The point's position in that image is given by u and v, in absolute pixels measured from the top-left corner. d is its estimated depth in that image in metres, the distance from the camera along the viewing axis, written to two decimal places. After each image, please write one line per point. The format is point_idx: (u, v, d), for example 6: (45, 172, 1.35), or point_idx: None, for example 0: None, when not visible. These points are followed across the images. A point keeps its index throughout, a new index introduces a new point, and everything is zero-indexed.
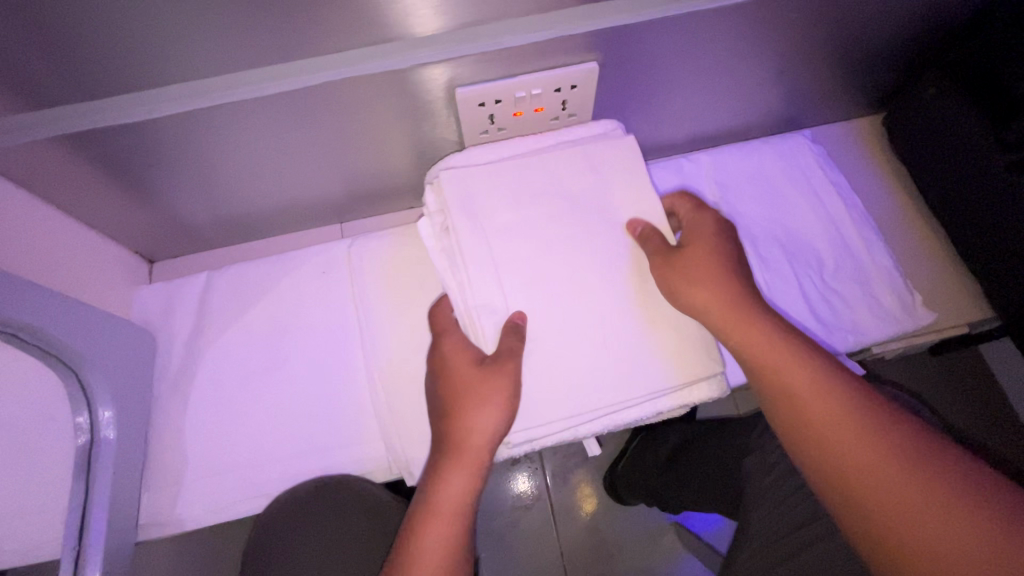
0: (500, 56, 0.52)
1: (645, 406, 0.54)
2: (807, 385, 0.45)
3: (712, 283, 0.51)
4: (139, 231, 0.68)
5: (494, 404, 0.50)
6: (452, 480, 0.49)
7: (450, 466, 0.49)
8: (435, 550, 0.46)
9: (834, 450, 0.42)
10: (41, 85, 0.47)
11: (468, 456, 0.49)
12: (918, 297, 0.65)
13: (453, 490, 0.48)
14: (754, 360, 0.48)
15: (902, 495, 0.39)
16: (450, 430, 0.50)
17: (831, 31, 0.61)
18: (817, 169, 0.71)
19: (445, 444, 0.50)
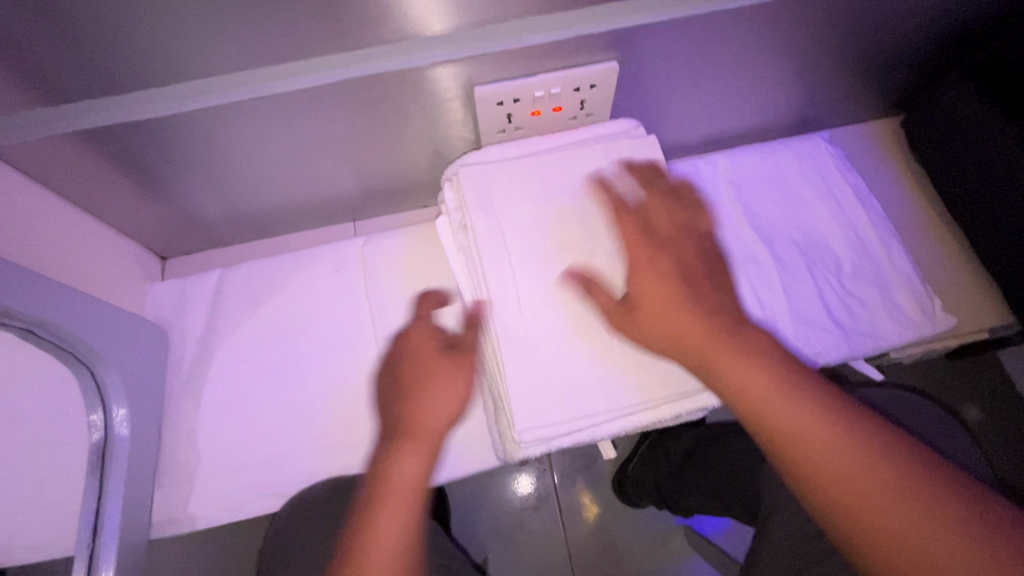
0: (520, 54, 0.51)
1: (615, 421, 0.52)
2: (795, 419, 0.41)
3: (679, 317, 0.45)
4: (152, 228, 0.67)
5: (452, 388, 0.47)
6: (405, 462, 0.44)
7: (403, 448, 0.45)
8: (388, 533, 0.42)
9: (833, 479, 0.39)
10: (58, 81, 0.47)
11: (421, 437, 0.45)
12: (937, 302, 0.64)
13: (407, 472, 0.44)
14: (734, 395, 0.43)
15: (911, 530, 0.37)
16: (406, 415, 0.46)
17: (853, 32, 0.60)
18: (835, 171, 0.70)
19: (397, 428, 0.46)
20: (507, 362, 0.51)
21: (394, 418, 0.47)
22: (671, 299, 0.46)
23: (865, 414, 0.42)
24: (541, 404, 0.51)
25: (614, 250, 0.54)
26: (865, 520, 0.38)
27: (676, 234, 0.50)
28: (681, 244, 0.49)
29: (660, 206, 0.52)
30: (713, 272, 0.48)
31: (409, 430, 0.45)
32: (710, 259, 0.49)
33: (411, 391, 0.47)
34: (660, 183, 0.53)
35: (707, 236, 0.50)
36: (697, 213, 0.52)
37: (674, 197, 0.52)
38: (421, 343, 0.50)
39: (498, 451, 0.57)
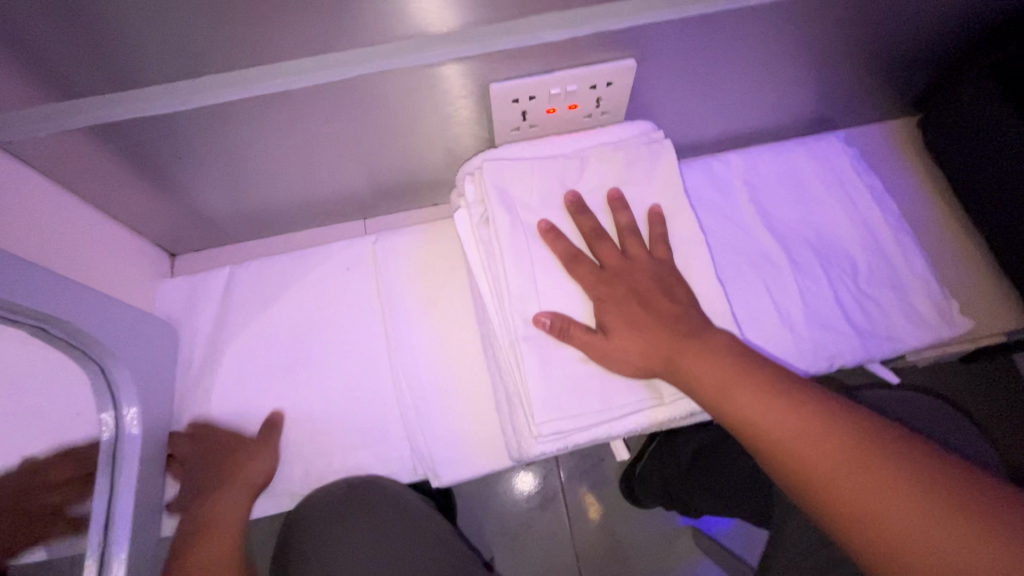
0: (537, 51, 0.51)
1: (628, 419, 0.52)
2: (761, 409, 0.44)
3: (637, 339, 0.49)
4: (162, 224, 0.67)
5: (258, 453, 0.60)
6: (223, 502, 0.57)
7: (220, 503, 0.57)
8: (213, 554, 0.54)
9: (811, 466, 0.41)
10: (71, 76, 0.46)
11: (234, 484, 0.58)
12: (953, 305, 0.64)
13: (217, 521, 0.56)
14: (702, 390, 0.47)
15: (883, 510, 0.37)
16: (227, 470, 0.59)
17: (873, 30, 0.59)
18: (851, 170, 0.70)
19: (216, 478, 0.59)
20: (525, 358, 0.51)
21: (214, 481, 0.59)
22: (633, 321, 0.50)
23: (840, 403, 0.43)
24: (558, 400, 0.50)
25: (580, 293, 0.53)
26: (847, 501, 0.39)
27: (635, 266, 0.53)
28: (639, 274, 0.52)
29: (626, 241, 0.54)
30: (670, 297, 0.51)
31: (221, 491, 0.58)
32: (671, 289, 0.52)
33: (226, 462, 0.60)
34: (622, 216, 0.55)
35: (666, 263, 0.54)
36: (658, 245, 0.55)
37: (635, 232, 0.55)
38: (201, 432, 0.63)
39: (510, 450, 0.56)
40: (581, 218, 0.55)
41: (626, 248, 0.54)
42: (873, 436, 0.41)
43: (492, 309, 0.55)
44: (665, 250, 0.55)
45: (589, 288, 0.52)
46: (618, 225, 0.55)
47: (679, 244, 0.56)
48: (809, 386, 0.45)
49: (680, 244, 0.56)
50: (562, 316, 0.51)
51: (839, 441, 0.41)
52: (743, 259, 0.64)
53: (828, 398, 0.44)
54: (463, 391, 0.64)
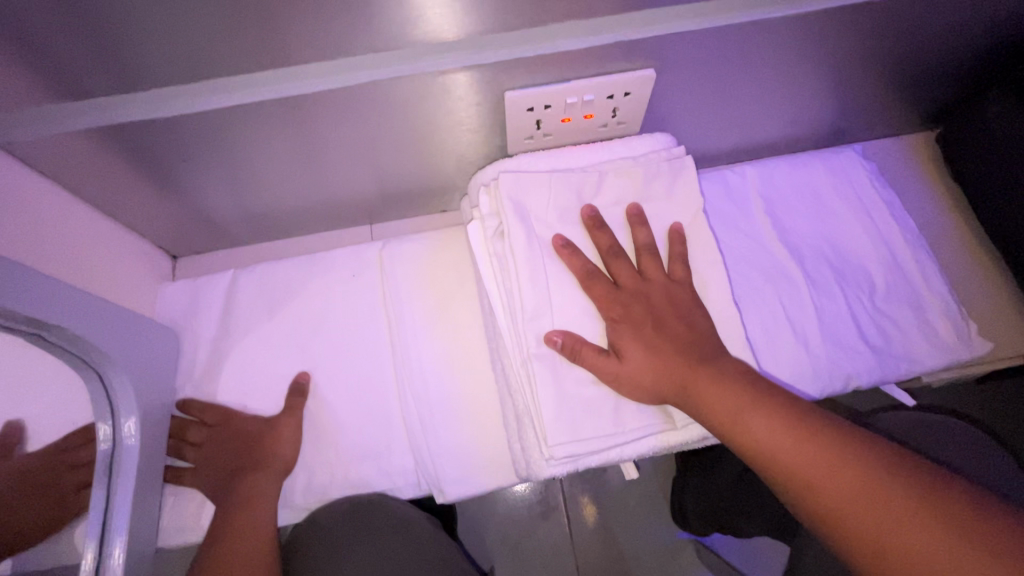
0: (556, 60, 0.49)
1: (640, 442, 0.51)
2: (774, 435, 0.42)
3: (652, 362, 0.48)
4: (164, 226, 0.65)
5: (287, 431, 0.60)
6: (260, 478, 0.57)
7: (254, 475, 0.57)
8: (259, 518, 0.54)
9: (822, 491, 0.39)
10: (74, 76, 0.44)
11: (268, 462, 0.58)
12: (973, 325, 0.62)
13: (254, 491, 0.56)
14: (715, 416, 0.45)
15: (911, 541, 0.36)
16: (258, 450, 0.59)
17: (898, 44, 0.58)
18: (869, 188, 0.68)
19: (246, 461, 0.58)
20: (537, 377, 0.50)
21: (240, 459, 0.59)
22: (648, 341, 0.48)
23: (852, 427, 0.42)
24: (571, 421, 0.49)
25: (594, 312, 0.52)
26: (860, 527, 0.37)
27: (651, 286, 0.51)
28: (653, 294, 0.51)
29: (643, 260, 0.53)
30: (684, 318, 0.50)
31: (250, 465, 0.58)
32: (687, 312, 0.50)
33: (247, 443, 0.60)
34: (640, 233, 0.54)
35: (684, 284, 0.52)
36: (676, 264, 0.53)
37: (653, 250, 0.53)
38: (210, 419, 0.62)
39: (519, 468, 0.55)
40: (598, 234, 0.53)
41: (642, 267, 0.53)
42: (892, 463, 0.39)
43: (503, 325, 0.54)
44: (683, 270, 0.53)
45: (604, 307, 0.51)
46: (637, 243, 0.54)
47: (695, 260, 0.55)
48: (820, 409, 0.44)
49: (696, 261, 0.55)
50: (574, 336, 0.50)
51: (858, 467, 0.39)
52: (759, 276, 0.62)
53: (842, 424, 0.43)
54: (471, 403, 0.62)
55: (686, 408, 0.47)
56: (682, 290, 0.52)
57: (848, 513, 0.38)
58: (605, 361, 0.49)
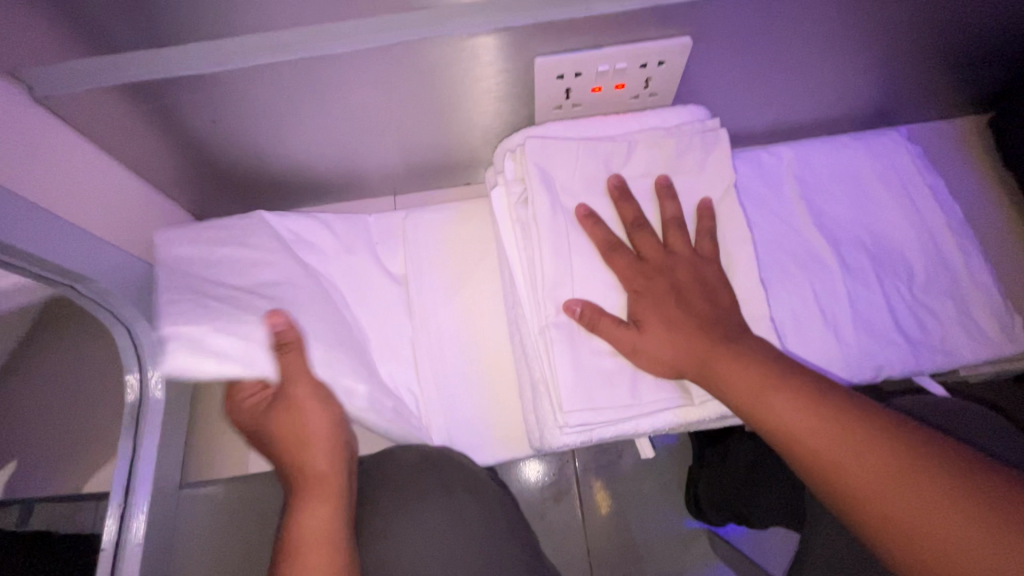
0: (588, 24, 0.48)
1: (655, 418, 0.50)
2: (800, 418, 0.41)
3: (672, 337, 0.47)
4: (193, 189, 0.66)
5: (317, 405, 0.57)
6: (311, 510, 0.52)
7: (312, 463, 0.56)
8: (316, 524, 0.51)
9: (847, 475, 0.38)
10: (108, 31, 0.45)
11: (322, 483, 0.54)
12: (1019, 320, 0.59)
13: (311, 482, 0.55)
14: (735, 394, 0.44)
15: (941, 531, 0.35)
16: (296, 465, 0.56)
17: (954, 16, 0.54)
18: (913, 171, 0.65)
19: (299, 487, 0.55)
20: (554, 345, 0.49)
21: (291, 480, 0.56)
22: (669, 313, 0.47)
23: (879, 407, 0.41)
24: (586, 390, 0.48)
25: (615, 284, 0.51)
26: (884, 512, 0.36)
27: (677, 261, 0.50)
28: (678, 268, 0.49)
29: (669, 234, 0.52)
30: (709, 294, 0.48)
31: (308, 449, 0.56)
32: (714, 288, 0.49)
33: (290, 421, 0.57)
34: (668, 207, 0.53)
35: (710, 260, 0.51)
36: (703, 240, 0.52)
37: (680, 225, 0.52)
38: (266, 402, 0.59)
39: (532, 439, 0.54)
40: (623, 205, 0.52)
41: (667, 241, 0.51)
42: (923, 447, 0.38)
43: (523, 294, 0.53)
44: (710, 245, 0.52)
45: (626, 280, 0.50)
46: (664, 216, 0.53)
47: (723, 237, 0.53)
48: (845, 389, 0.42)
49: (724, 238, 0.53)
50: (593, 306, 0.49)
51: (889, 453, 0.38)
52: (791, 259, 0.60)
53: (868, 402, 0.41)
54: (490, 373, 0.63)
55: (705, 384, 0.46)
56: (709, 265, 0.50)
57: (874, 496, 0.37)
58: (626, 333, 0.48)
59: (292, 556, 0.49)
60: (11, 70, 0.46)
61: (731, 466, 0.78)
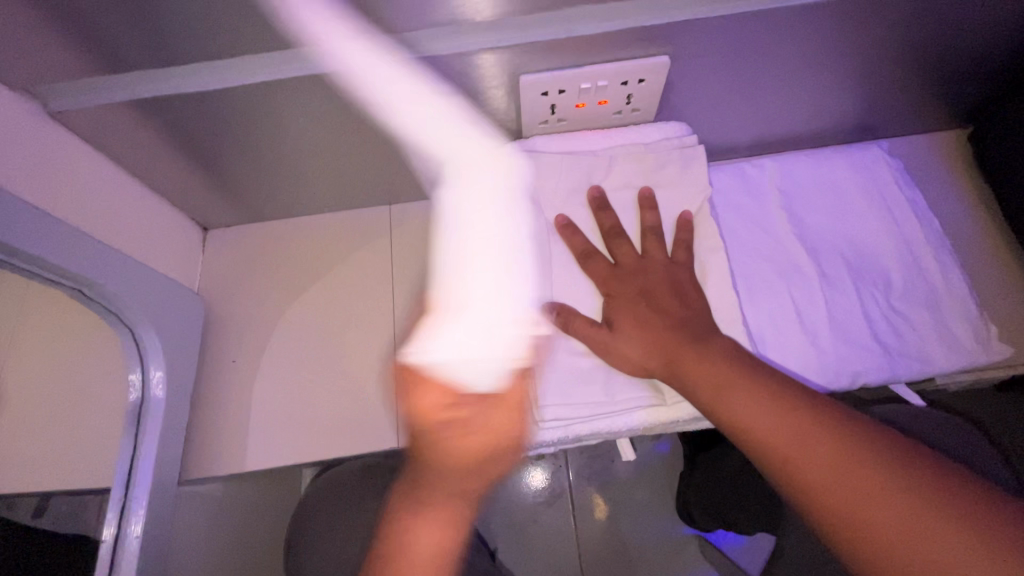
0: (570, 44, 0.50)
1: (628, 417, 0.52)
2: (763, 417, 0.42)
3: (645, 340, 0.49)
4: (197, 199, 0.69)
5: (503, 411, 0.48)
6: (424, 527, 0.44)
7: (436, 488, 0.45)
8: (422, 550, 0.43)
9: (806, 473, 0.39)
10: (119, 50, 0.48)
11: (449, 479, 0.46)
12: (994, 330, 0.60)
13: (423, 492, 0.45)
14: (700, 392, 0.45)
15: (893, 528, 0.36)
16: (427, 434, 0.47)
17: (927, 37, 0.56)
18: (892, 184, 0.67)
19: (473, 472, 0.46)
20: None
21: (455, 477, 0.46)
22: (642, 317, 0.50)
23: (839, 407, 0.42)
24: (561, 387, 0.52)
25: (593, 289, 0.54)
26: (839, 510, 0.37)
27: (652, 267, 0.52)
28: (654, 275, 0.52)
29: (648, 243, 0.54)
30: (683, 301, 0.50)
31: (444, 468, 0.46)
32: (687, 295, 0.51)
33: (439, 447, 0.46)
34: (647, 217, 0.55)
35: (685, 268, 0.53)
36: (680, 249, 0.54)
37: (658, 234, 0.54)
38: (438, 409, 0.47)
39: None
40: (602, 216, 0.55)
41: (645, 249, 0.54)
42: (878, 446, 0.39)
43: None
44: (686, 255, 0.54)
45: (602, 285, 0.53)
46: (643, 226, 0.55)
47: (700, 247, 0.55)
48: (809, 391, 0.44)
49: (701, 248, 0.55)
50: (568, 309, 0.52)
51: (846, 451, 0.39)
52: (769, 268, 0.62)
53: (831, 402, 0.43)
54: None
55: (673, 384, 0.48)
56: (685, 271, 0.52)
57: (831, 493, 0.38)
58: (599, 334, 0.51)
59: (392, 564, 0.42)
60: (26, 87, 0.49)
61: (720, 472, 0.79)
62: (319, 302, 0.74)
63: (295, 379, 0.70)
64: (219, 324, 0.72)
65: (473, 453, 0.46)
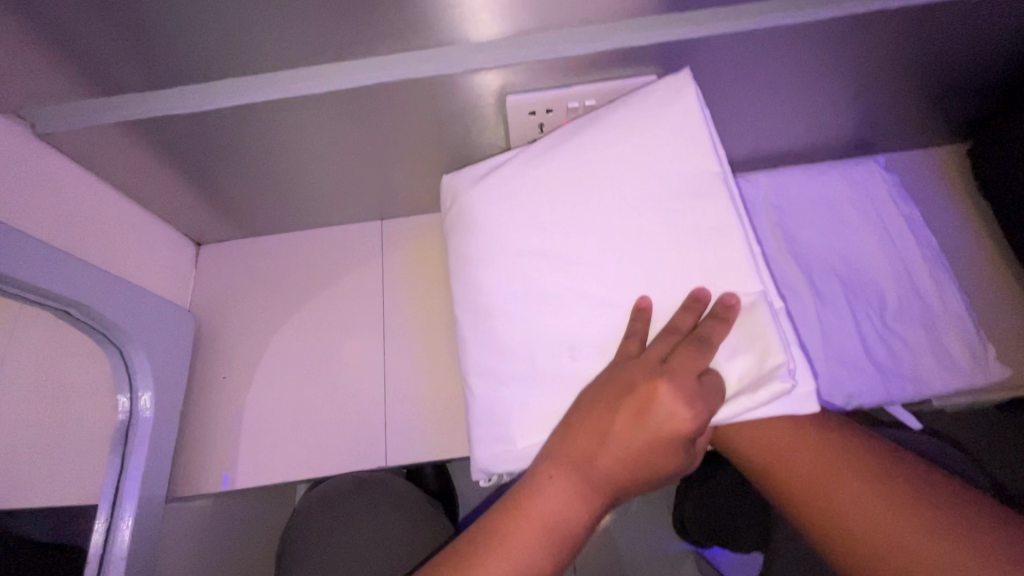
0: (555, 65, 0.50)
1: None
2: (779, 434, 0.41)
3: None
4: (189, 215, 0.69)
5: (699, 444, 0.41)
6: (556, 492, 0.38)
7: (599, 453, 0.38)
8: (547, 513, 0.37)
9: (830, 486, 0.37)
10: (108, 74, 0.48)
11: (599, 480, 0.38)
12: (991, 351, 0.59)
13: (584, 442, 0.39)
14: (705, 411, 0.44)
15: (918, 542, 0.34)
16: (612, 437, 0.38)
17: (921, 56, 0.55)
18: (888, 200, 0.66)
19: (625, 488, 0.39)
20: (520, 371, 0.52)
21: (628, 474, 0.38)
22: None
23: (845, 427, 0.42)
24: None
25: None
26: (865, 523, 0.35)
27: None
28: None
29: None
30: None
31: (621, 439, 0.38)
32: None
33: (648, 424, 0.37)
34: None
35: None
36: None
37: None
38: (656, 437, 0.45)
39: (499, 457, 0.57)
40: None
41: None
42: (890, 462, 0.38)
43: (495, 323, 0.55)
44: None
45: None
46: None
47: None
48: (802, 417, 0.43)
49: None
50: None
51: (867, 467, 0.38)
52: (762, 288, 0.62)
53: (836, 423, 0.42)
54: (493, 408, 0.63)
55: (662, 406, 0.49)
56: None
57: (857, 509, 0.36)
58: None
59: (517, 517, 0.37)
60: (16, 110, 0.50)
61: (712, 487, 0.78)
62: (310, 319, 0.73)
63: (285, 397, 0.70)
64: (212, 340, 0.73)
65: (669, 440, 0.37)
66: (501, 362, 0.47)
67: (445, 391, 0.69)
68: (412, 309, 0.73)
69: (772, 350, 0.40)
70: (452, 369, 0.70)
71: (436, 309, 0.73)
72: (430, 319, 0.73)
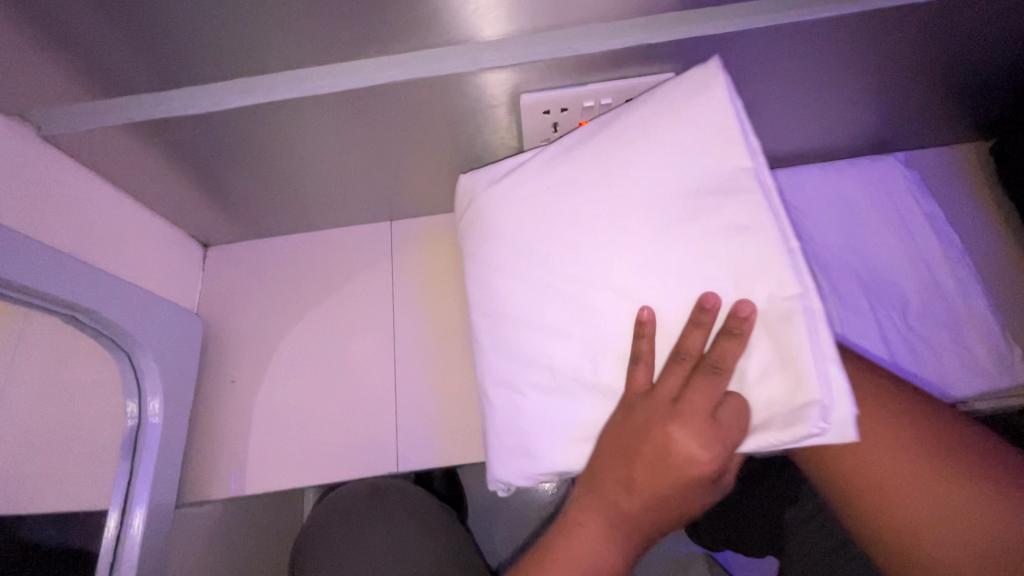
0: (571, 63, 0.49)
1: None
2: None
3: None
4: (196, 217, 0.68)
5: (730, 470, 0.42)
6: (591, 540, 0.41)
7: (624, 498, 0.40)
8: (589, 558, 0.40)
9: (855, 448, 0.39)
10: (113, 75, 0.47)
11: (630, 521, 0.40)
12: (1018, 352, 0.57)
13: (611, 490, 0.40)
14: None
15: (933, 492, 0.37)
16: (636, 482, 0.39)
17: (946, 53, 0.54)
18: (909, 200, 0.64)
19: (661, 524, 0.41)
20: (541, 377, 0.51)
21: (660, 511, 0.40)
22: None
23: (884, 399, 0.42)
24: None
25: None
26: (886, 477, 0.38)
27: None
28: None
29: None
30: None
31: (643, 487, 0.39)
32: None
33: (667, 472, 0.38)
34: None
35: None
36: None
37: None
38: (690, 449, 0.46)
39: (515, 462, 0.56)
40: None
41: None
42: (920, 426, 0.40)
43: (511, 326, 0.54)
44: None
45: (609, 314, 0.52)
46: None
47: None
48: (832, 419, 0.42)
49: None
50: None
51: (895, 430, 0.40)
52: None
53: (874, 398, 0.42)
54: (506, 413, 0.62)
55: None
56: None
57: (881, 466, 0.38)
58: None
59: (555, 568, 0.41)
60: (20, 112, 0.49)
61: None
62: (319, 322, 0.72)
63: (294, 402, 0.69)
64: (220, 343, 0.72)
65: (689, 482, 0.38)
66: (518, 369, 0.46)
67: (456, 395, 0.68)
68: (421, 313, 0.72)
69: (806, 382, 0.38)
70: (462, 373, 0.69)
71: (446, 312, 0.72)
72: (440, 322, 0.71)
